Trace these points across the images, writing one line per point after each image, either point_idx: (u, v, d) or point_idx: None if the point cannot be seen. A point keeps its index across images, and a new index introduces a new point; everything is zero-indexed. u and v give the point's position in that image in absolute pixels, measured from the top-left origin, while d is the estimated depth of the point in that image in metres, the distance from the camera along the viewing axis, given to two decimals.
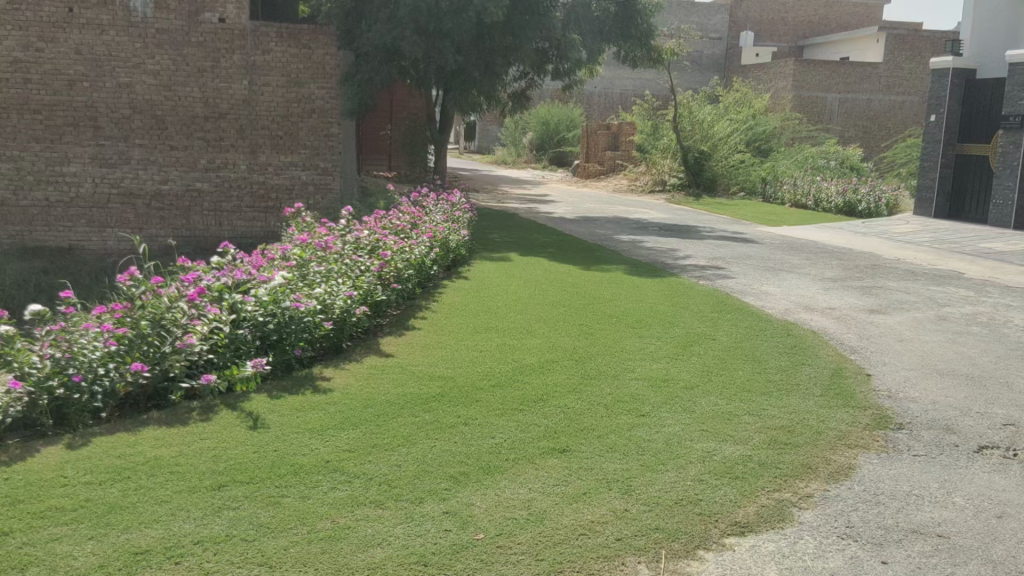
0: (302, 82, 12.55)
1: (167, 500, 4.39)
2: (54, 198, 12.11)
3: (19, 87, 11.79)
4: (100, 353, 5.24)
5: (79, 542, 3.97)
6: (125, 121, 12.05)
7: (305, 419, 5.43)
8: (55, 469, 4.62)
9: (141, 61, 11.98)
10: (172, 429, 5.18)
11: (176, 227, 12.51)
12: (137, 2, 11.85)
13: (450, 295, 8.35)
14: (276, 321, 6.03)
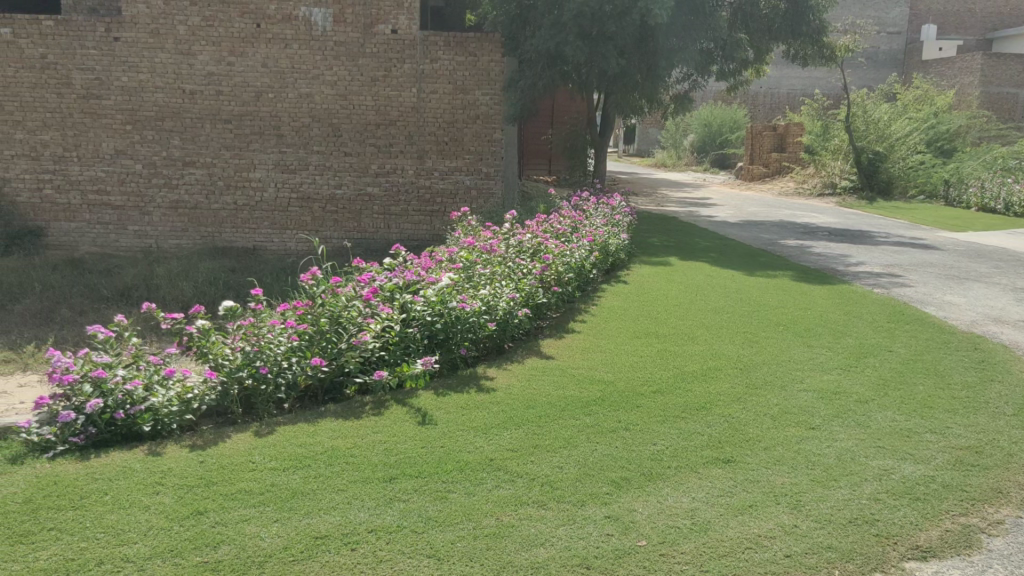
0: (468, 89, 12.75)
1: (344, 489, 4.62)
2: (241, 202, 12.87)
3: (213, 98, 12.51)
4: (284, 347, 5.58)
5: (265, 524, 4.25)
6: (305, 129, 12.69)
7: (469, 417, 5.57)
8: (244, 454, 4.97)
9: (320, 73, 12.55)
10: (347, 421, 5.45)
11: (348, 229, 13.07)
12: (318, 15, 12.38)
13: (610, 299, 8.36)
14: (443, 321, 6.20)
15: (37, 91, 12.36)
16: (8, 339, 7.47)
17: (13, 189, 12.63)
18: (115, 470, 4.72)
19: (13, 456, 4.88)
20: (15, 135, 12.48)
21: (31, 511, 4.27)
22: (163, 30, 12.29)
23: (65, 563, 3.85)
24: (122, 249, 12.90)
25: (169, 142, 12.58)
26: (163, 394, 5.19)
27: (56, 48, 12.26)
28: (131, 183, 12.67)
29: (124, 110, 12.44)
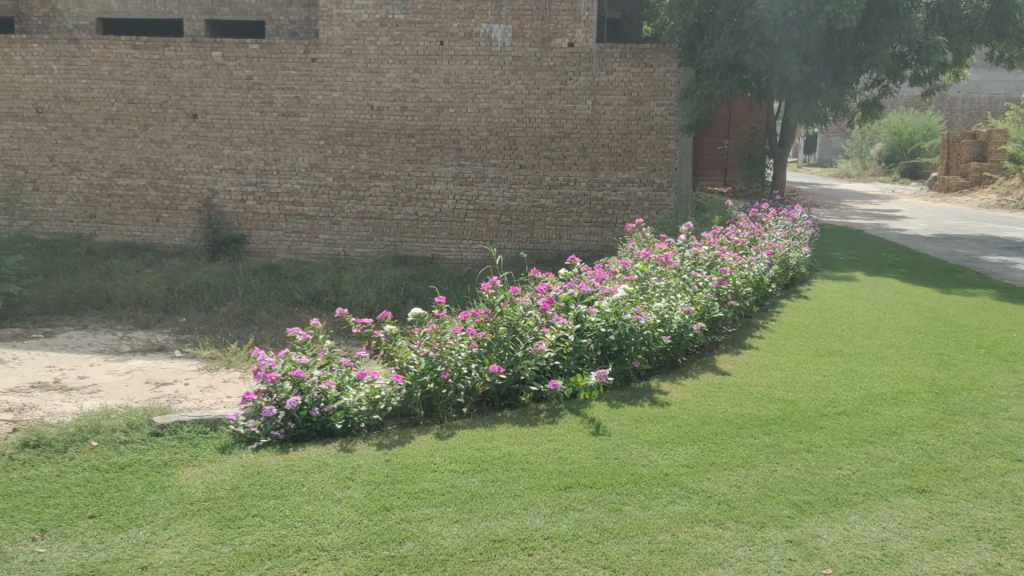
0: (643, 100, 12.46)
1: (521, 494, 4.72)
2: (422, 213, 13.07)
3: (397, 114, 12.81)
4: (465, 354, 5.77)
5: (446, 523, 4.40)
6: (483, 142, 12.79)
7: (644, 430, 5.53)
8: (426, 455, 5.18)
9: (499, 87, 12.57)
10: (522, 428, 5.57)
11: (521, 240, 13.04)
12: (498, 31, 12.41)
13: (790, 314, 8.07)
14: (617, 332, 6.18)
15: (244, 110, 12.95)
16: (215, 338, 8.15)
17: (221, 200, 13.23)
18: (310, 463, 5.04)
19: (222, 445, 5.30)
20: (224, 151, 13.09)
21: (237, 498, 4.63)
22: (355, 50, 12.66)
23: (268, 549, 4.14)
24: (313, 257, 13.35)
25: (358, 156, 12.97)
26: (353, 394, 5.48)
27: (261, 70, 12.83)
28: (324, 195, 13.10)
29: (319, 126, 12.94)
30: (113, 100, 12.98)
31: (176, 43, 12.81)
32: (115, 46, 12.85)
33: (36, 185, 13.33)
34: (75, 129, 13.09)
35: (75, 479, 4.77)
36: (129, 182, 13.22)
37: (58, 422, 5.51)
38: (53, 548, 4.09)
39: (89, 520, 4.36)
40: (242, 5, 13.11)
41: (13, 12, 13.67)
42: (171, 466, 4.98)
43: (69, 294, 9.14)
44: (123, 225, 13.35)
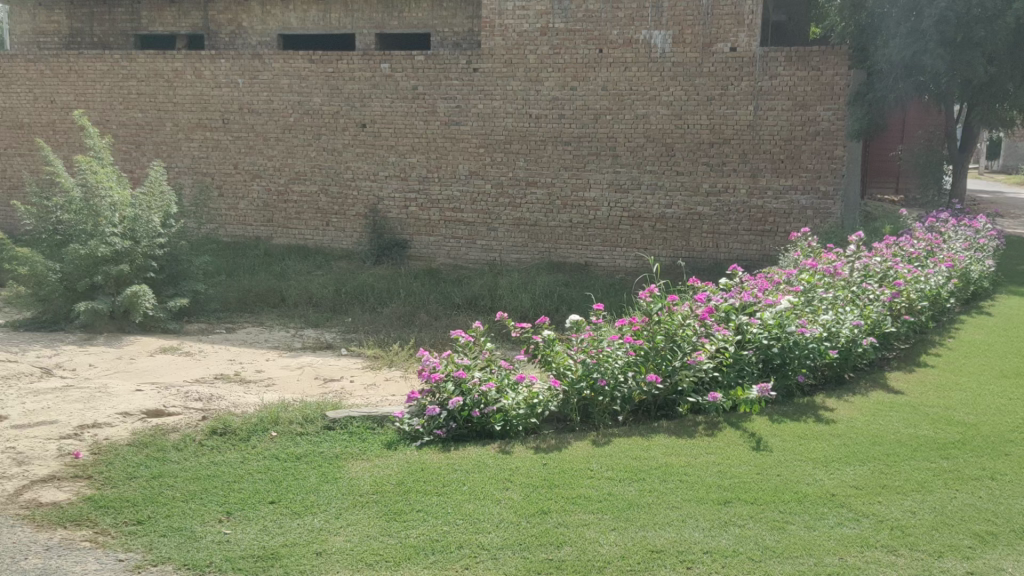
0: (808, 105, 11.48)
1: (679, 507, 4.65)
2: (576, 220, 12.63)
3: (556, 122, 12.43)
4: (622, 362, 5.71)
5: (604, 531, 4.41)
6: (639, 149, 12.20)
7: (808, 447, 5.33)
8: (583, 461, 5.20)
9: (658, 93, 11.96)
10: (680, 439, 5.49)
11: (676, 248, 12.31)
12: (658, 37, 11.83)
13: (970, 332, 7.53)
14: (781, 345, 5.98)
15: (409, 119, 13.02)
16: (379, 337, 8.53)
17: (385, 206, 13.38)
18: (470, 463, 5.17)
19: (388, 441, 5.54)
20: (389, 159, 13.23)
21: (403, 492, 4.82)
22: (516, 59, 12.43)
23: (431, 543, 4.28)
24: (471, 262, 13.18)
25: (515, 164, 12.72)
26: (512, 398, 5.57)
27: (425, 80, 12.85)
28: (482, 202, 12.94)
29: (479, 134, 12.77)
30: (291, 112, 13.43)
31: (349, 56, 13.07)
32: (294, 61, 13.27)
33: (221, 190, 13.96)
34: (256, 139, 13.63)
35: (257, 465, 5.12)
36: (303, 189, 13.64)
37: (242, 412, 5.91)
38: (238, 531, 4.38)
39: (268, 506, 4.65)
40: (410, 19, 13.72)
41: (204, 28, 14.81)
42: (342, 459, 5.26)
43: (248, 293, 9.79)
44: (297, 229, 13.80)
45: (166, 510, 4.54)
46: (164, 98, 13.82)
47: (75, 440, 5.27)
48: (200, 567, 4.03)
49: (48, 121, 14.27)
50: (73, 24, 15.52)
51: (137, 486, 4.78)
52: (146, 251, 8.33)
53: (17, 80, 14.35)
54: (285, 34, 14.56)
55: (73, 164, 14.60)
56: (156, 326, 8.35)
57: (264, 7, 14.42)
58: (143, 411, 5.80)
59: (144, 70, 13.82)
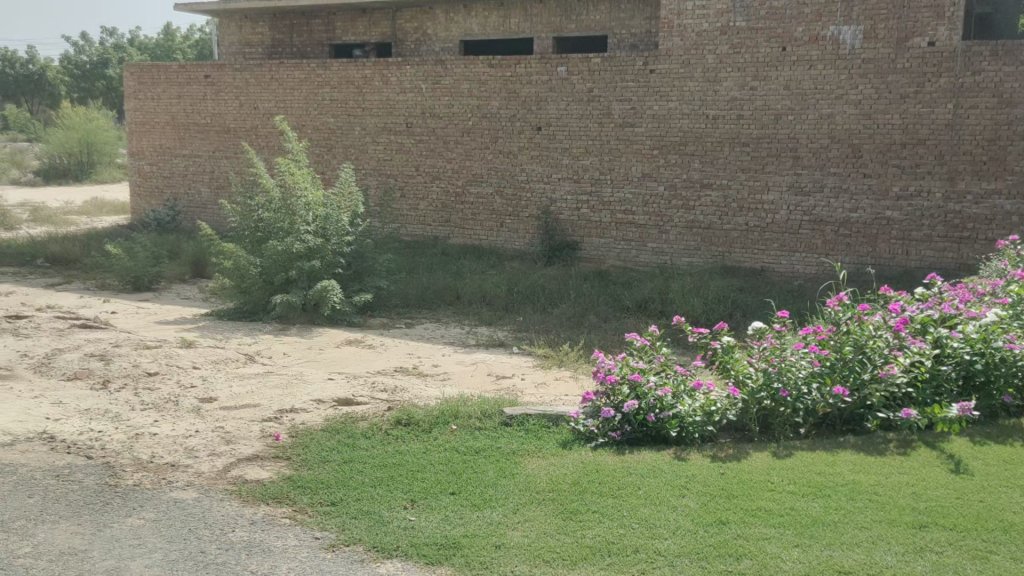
0: (1017, 102, 10.33)
1: (868, 527, 4.42)
2: (753, 223, 11.89)
3: (734, 123, 11.83)
4: (806, 372, 5.49)
5: (786, 546, 4.25)
6: (823, 151, 11.38)
7: (1015, 473, 4.92)
8: (763, 472, 5.04)
9: (845, 92, 11.15)
10: (868, 456, 5.22)
11: (862, 255, 11.35)
12: (848, 34, 11.05)
13: None
14: (985, 361, 5.56)
15: (583, 121, 12.80)
16: (549, 337, 8.61)
17: (558, 208, 13.15)
18: (646, 467, 5.14)
19: (564, 440, 5.59)
20: (563, 161, 13.03)
21: (578, 492, 4.85)
22: (694, 60, 11.97)
23: (607, 545, 4.28)
24: (641, 265, 12.70)
25: (690, 166, 12.18)
26: (689, 404, 5.48)
27: (601, 82, 12.60)
28: (654, 204, 12.45)
29: (654, 136, 12.36)
30: (470, 115, 13.60)
31: (527, 60, 13.08)
32: (474, 65, 13.46)
33: (403, 192, 14.28)
34: (436, 141, 13.91)
35: (439, 457, 5.31)
36: (479, 191, 13.69)
37: (424, 404, 6.16)
38: (422, 518, 4.56)
39: (450, 496, 4.82)
40: (588, 22, 13.81)
41: (392, 37, 15.59)
42: (519, 455, 5.36)
43: (426, 290, 10.16)
44: (473, 229, 13.86)
45: (356, 494, 4.80)
46: (353, 104, 14.48)
47: (275, 423, 5.68)
48: (387, 550, 4.21)
49: (251, 126, 15.37)
50: (275, 35, 16.66)
51: (331, 469, 5.07)
52: (335, 248, 8.88)
53: (225, 88, 15.56)
54: (466, 40, 15.06)
55: (273, 165, 15.70)
56: (342, 319, 8.82)
57: (448, 15, 15.00)
58: (335, 399, 6.16)
59: (336, 77, 14.55)
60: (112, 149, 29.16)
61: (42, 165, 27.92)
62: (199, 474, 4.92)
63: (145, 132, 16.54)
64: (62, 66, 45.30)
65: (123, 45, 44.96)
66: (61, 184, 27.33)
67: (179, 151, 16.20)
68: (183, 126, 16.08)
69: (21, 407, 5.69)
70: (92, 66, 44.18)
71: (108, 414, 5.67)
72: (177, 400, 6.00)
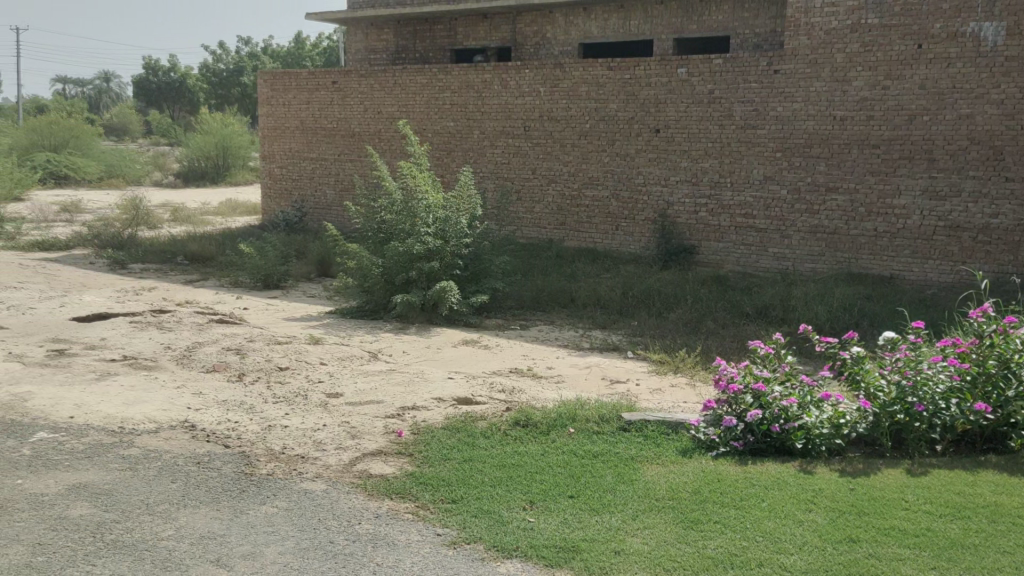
0: None
1: (1013, 552, 4.15)
2: (882, 228, 11.37)
3: (863, 124, 11.36)
4: (944, 387, 5.21)
5: (922, 568, 4.04)
6: (961, 153, 10.78)
7: None
8: (897, 490, 4.82)
9: (986, 91, 10.55)
10: (1012, 478, 4.92)
11: (1002, 263, 10.65)
12: (989, 30, 10.46)
13: None
14: None
15: (703, 123, 12.57)
16: (666, 342, 8.49)
17: (675, 211, 12.95)
18: (770, 479, 5.00)
19: (684, 448, 5.51)
20: (682, 164, 12.83)
21: (699, 501, 4.76)
22: (822, 59, 11.57)
23: (730, 557, 4.18)
24: (761, 270, 12.34)
25: (815, 169, 11.77)
26: (816, 415, 5.31)
27: (723, 83, 12.36)
28: (776, 208, 12.09)
29: (777, 138, 12.00)
30: (588, 118, 13.58)
31: (646, 62, 12.97)
32: (593, 68, 13.44)
33: (520, 194, 14.38)
34: (553, 144, 13.95)
35: (557, 459, 5.32)
36: (595, 193, 13.63)
37: (542, 405, 6.20)
38: (540, 520, 4.57)
39: (568, 499, 4.81)
40: (711, 22, 13.59)
41: (512, 41, 15.76)
42: (638, 461, 5.31)
43: (542, 292, 10.21)
44: (588, 232, 13.80)
45: (477, 493, 4.86)
46: (473, 108, 14.71)
47: (398, 420, 5.82)
48: (507, 550, 4.24)
49: (375, 130, 15.84)
50: (399, 41, 17.11)
51: (451, 467, 5.16)
52: (454, 249, 9.04)
53: (352, 94, 16.11)
54: (586, 43, 15.07)
55: (395, 168, 16.12)
56: (459, 319, 8.97)
57: (568, 18, 15.07)
58: (455, 398, 6.27)
59: (457, 81, 14.82)
60: (246, 153, 30.58)
61: (183, 167, 29.55)
62: (326, 467, 5.09)
63: (275, 136, 17.30)
64: (201, 75, 47.90)
65: (257, 54, 47.28)
66: (199, 185, 28.89)
67: (306, 155, 16.85)
68: (311, 130, 16.73)
69: (164, 396, 6.04)
70: (228, 74, 46.47)
71: (243, 406, 5.95)
72: (306, 394, 6.24)
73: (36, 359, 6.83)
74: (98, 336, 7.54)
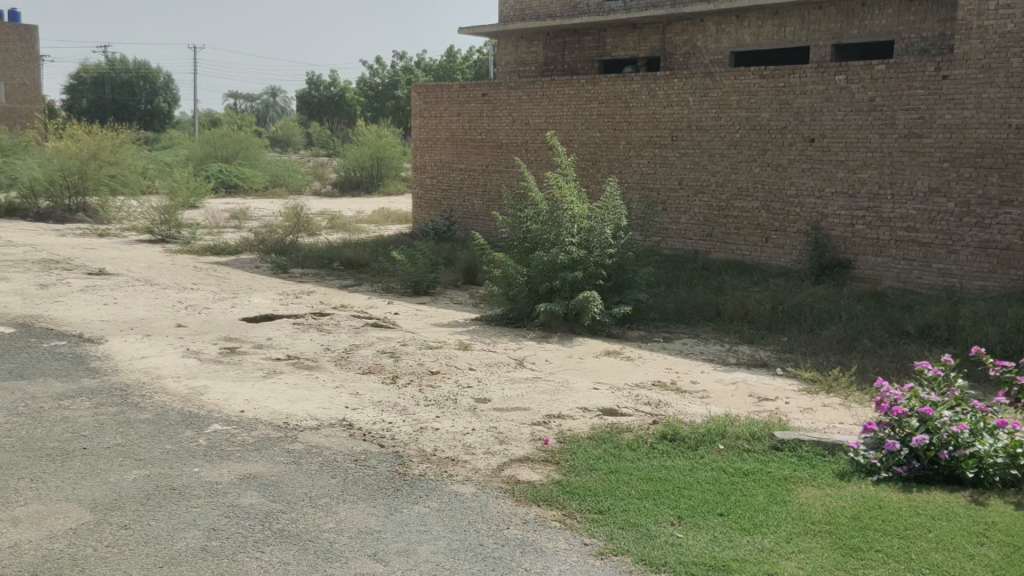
0: None
1: None
2: None
3: None
4: None
5: None
6: None
7: None
8: None
9: None
10: None
11: None
12: None
13: None
14: None
15: (863, 132, 12.03)
16: (817, 360, 8.17)
17: (829, 224, 12.43)
18: (936, 509, 4.71)
19: (842, 471, 5.27)
20: (837, 175, 12.32)
21: (859, 527, 4.52)
22: (996, 64, 10.84)
23: None
24: (923, 287, 11.62)
25: (988, 180, 10.99)
26: (990, 443, 4.97)
27: (885, 91, 11.78)
28: (941, 222, 11.38)
29: (944, 147, 11.32)
30: (738, 127, 13.26)
31: (803, 69, 12.55)
32: (745, 77, 13.14)
33: (665, 205, 14.20)
34: (702, 154, 13.70)
35: (705, 475, 5.21)
36: (744, 205, 13.29)
37: (690, 420, 6.10)
38: (689, 537, 4.44)
39: (718, 518, 4.67)
40: (872, 26, 13.03)
41: (661, 51, 15.66)
42: (792, 482, 5.12)
43: (686, 305, 10.05)
44: (736, 244, 13.46)
45: (623, 505, 4.80)
46: (620, 118, 14.68)
47: (544, 427, 5.88)
48: (655, 565, 4.15)
49: (522, 141, 16.08)
50: (548, 53, 17.31)
51: (597, 478, 5.14)
52: (598, 260, 9.05)
53: (501, 106, 16.42)
54: (738, 51, 14.77)
55: (541, 178, 16.29)
56: (602, 329, 8.95)
57: (720, 26, 14.82)
58: (600, 408, 6.27)
59: (605, 92, 14.84)
60: (399, 163, 31.71)
61: (340, 177, 31.00)
62: (476, 471, 5.20)
63: (426, 148, 17.84)
64: (359, 89, 50.15)
65: (411, 67, 49.03)
66: (355, 195, 30.20)
67: (456, 166, 17.29)
68: (461, 142, 17.16)
69: (324, 395, 6.34)
70: (383, 88, 48.45)
71: (396, 407, 6.17)
72: (456, 398, 6.40)
73: (211, 355, 7.34)
74: (264, 336, 8.01)
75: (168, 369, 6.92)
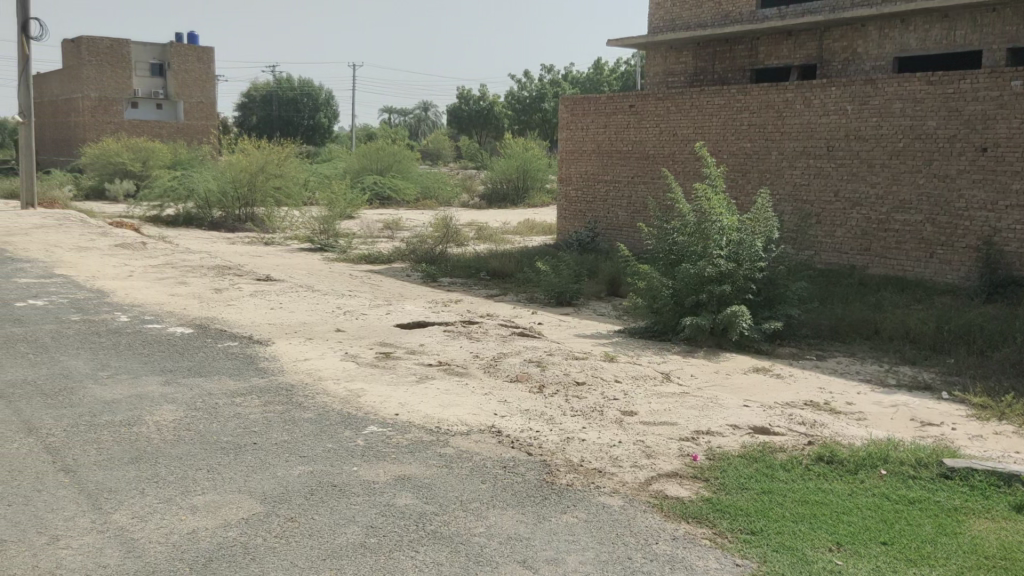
0: None
1: None
2: None
3: None
4: None
5: None
6: None
7: None
8: None
9: None
10: None
11: None
12: None
13: None
14: None
15: None
16: (986, 385, 7.63)
17: (1003, 238, 11.61)
18: None
19: (1020, 503, 4.89)
20: (1013, 186, 11.49)
21: None
22: None
23: None
24: None
25: None
26: None
27: None
28: None
29: None
30: (901, 136, 12.60)
31: (975, 75, 11.82)
32: (910, 83, 12.48)
33: (820, 217, 13.66)
34: (861, 165, 13.11)
35: (866, 501, 4.96)
36: (906, 218, 12.60)
37: (849, 442, 5.84)
38: (849, 564, 4.23)
39: (881, 547, 4.43)
40: None
41: (817, 58, 15.14)
42: (962, 513, 4.80)
43: (842, 322, 9.62)
44: (897, 259, 12.77)
45: (778, 527, 4.63)
46: (773, 128, 14.27)
47: (692, 443, 5.78)
48: None
49: (670, 152, 15.90)
50: (698, 63, 17.07)
51: (750, 497, 4.99)
52: (747, 273, 8.83)
53: (648, 116, 16.32)
54: (902, 57, 14.06)
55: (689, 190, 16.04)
56: (750, 345, 8.71)
57: (883, 31, 14.17)
58: (752, 426, 6.09)
59: (757, 102, 14.48)
60: (545, 175, 32.09)
61: (488, 189, 31.63)
62: (623, 484, 5.16)
63: (572, 159, 17.94)
64: (507, 103, 51.18)
65: (558, 80, 49.60)
66: (502, 206, 30.77)
67: (601, 177, 17.29)
68: (607, 154, 17.16)
69: (473, 402, 6.48)
70: (531, 100, 49.24)
71: (543, 416, 6.22)
72: (602, 410, 6.39)
73: (368, 359, 7.65)
74: (417, 343, 8.27)
75: (328, 371, 7.26)
